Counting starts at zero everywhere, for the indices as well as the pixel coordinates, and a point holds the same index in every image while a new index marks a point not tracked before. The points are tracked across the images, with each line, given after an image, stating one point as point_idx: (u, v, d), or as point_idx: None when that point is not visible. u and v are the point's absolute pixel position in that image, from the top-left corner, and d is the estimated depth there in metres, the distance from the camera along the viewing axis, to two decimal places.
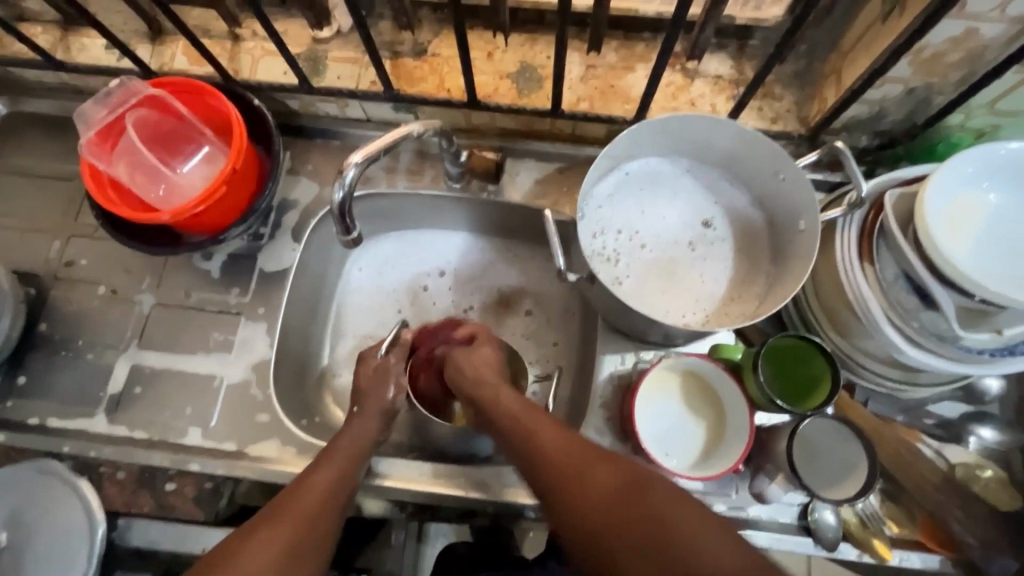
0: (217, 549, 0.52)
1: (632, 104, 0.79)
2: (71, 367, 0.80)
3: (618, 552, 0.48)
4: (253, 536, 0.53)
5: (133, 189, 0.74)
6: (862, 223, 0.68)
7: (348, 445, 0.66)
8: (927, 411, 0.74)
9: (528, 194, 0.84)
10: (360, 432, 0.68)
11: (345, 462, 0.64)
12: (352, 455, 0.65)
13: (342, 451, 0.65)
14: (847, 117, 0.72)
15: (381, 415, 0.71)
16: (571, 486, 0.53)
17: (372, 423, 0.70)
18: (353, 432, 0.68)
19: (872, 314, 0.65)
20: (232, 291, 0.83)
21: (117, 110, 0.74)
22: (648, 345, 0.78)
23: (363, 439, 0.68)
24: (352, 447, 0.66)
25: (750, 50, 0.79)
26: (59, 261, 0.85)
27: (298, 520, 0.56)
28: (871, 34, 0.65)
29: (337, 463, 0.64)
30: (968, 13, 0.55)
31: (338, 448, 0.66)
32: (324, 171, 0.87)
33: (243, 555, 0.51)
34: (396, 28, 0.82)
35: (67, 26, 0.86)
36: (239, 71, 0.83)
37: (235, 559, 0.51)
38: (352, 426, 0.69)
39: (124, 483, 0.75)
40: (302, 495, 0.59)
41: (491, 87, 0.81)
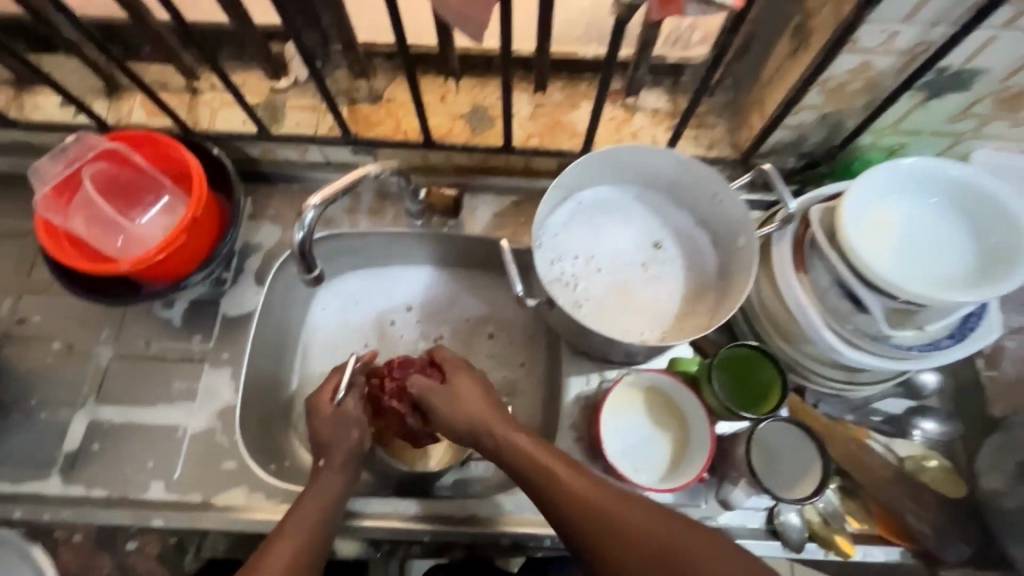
0: None
1: (579, 138, 0.85)
2: (23, 428, 0.78)
3: None
4: None
5: (90, 241, 0.74)
6: (795, 236, 0.74)
7: (312, 508, 0.65)
8: (874, 408, 0.79)
9: (487, 226, 0.87)
10: (322, 491, 0.67)
11: (310, 529, 0.64)
12: (314, 521, 0.64)
13: (305, 517, 0.64)
14: (772, 141, 0.79)
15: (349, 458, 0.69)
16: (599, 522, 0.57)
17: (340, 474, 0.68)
18: (316, 490, 0.67)
19: (810, 319, 0.70)
20: (194, 338, 0.82)
21: (74, 164, 0.75)
22: (611, 364, 0.81)
23: (330, 493, 0.67)
24: (314, 513, 0.65)
25: (682, 84, 0.85)
26: (11, 319, 0.83)
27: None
28: (784, 67, 0.72)
29: (301, 532, 0.63)
30: (861, 48, 0.63)
31: (300, 511, 0.65)
32: (286, 216, 0.89)
33: None
34: (351, 76, 0.86)
35: (21, 84, 0.86)
36: (198, 122, 0.85)
37: None
38: (317, 483, 0.67)
39: (81, 546, 0.72)
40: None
41: (446, 128, 0.85)
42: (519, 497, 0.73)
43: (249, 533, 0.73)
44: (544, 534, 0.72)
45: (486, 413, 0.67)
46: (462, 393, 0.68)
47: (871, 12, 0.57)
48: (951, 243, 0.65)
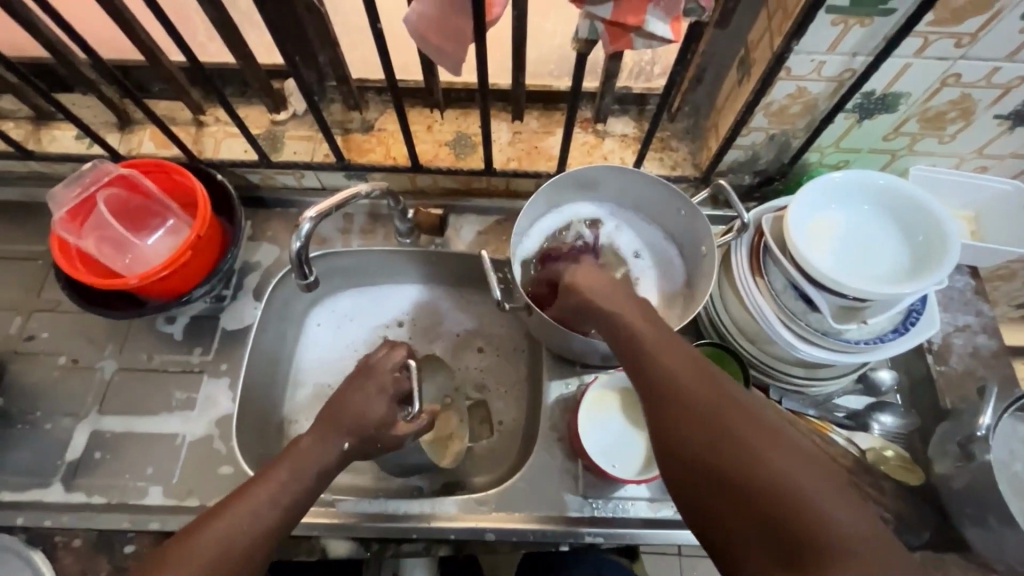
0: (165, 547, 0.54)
1: (554, 161, 0.92)
2: (26, 439, 0.81)
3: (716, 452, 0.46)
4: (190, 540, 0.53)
5: (100, 259, 0.80)
6: (750, 244, 0.80)
7: (301, 472, 0.63)
8: (835, 404, 0.84)
9: (471, 243, 0.94)
10: (317, 462, 0.65)
11: (297, 489, 0.62)
12: (304, 482, 0.63)
13: (291, 479, 0.62)
14: (729, 161, 0.87)
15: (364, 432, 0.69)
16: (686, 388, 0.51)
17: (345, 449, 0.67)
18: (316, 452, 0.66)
19: (768, 319, 0.76)
20: (194, 351, 0.87)
21: (87, 188, 0.81)
22: (588, 368, 0.86)
23: (331, 458, 0.66)
24: (305, 477, 0.63)
25: (647, 112, 0.94)
26: (20, 336, 0.88)
27: (221, 536, 0.54)
28: (733, 94, 0.80)
29: (288, 491, 0.61)
30: (795, 76, 0.71)
31: (295, 466, 0.64)
32: (283, 237, 0.95)
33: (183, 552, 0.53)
34: (345, 109, 0.94)
35: (39, 120, 0.94)
36: (203, 151, 0.92)
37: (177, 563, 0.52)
38: (317, 446, 0.66)
39: (80, 551, 0.74)
40: (232, 521, 0.56)
41: (432, 154, 0.93)
42: (500, 494, 0.78)
43: None
44: (527, 528, 0.77)
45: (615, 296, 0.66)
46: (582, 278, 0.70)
47: (798, 44, 0.66)
48: (886, 243, 0.73)
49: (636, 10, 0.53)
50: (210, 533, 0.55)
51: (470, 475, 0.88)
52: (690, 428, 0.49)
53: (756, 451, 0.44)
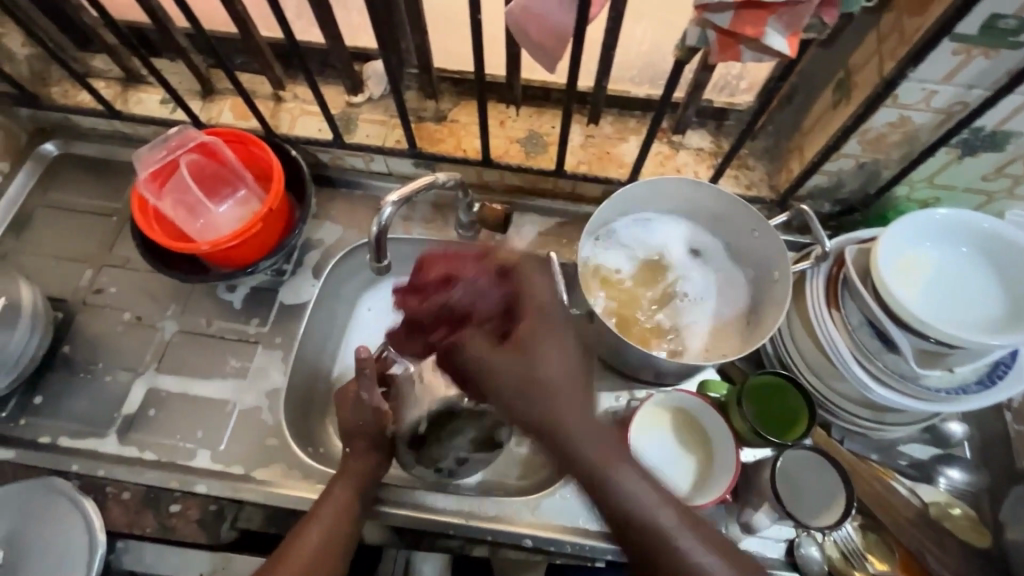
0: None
1: (626, 169, 0.90)
2: (87, 388, 0.83)
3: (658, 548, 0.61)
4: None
5: (175, 222, 0.82)
6: (828, 274, 0.77)
7: (342, 493, 0.69)
8: (900, 452, 0.80)
9: (532, 243, 0.93)
10: (351, 478, 0.71)
11: (342, 509, 0.68)
12: (347, 501, 0.69)
13: (335, 501, 0.69)
14: (811, 185, 0.84)
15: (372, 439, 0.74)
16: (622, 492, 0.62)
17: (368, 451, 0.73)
18: (347, 471, 0.71)
19: (842, 355, 0.72)
20: (252, 321, 0.88)
21: (173, 152, 0.83)
22: (640, 384, 0.84)
23: (358, 475, 0.71)
24: (346, 494, 0.69)
25: (726, 128, 0.91)
26: (89, 288, 0.90)
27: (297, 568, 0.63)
28: (825, 118, 0.77)
29: (332, 515, 0.68)
30: (900, 104, 0.68)
31: (333, 492, 0.69)
32: (346, 217, 0.96)
33: None
34: (420, 97, 0.94)
35: (128, 82, 0.97)
36: (279, 126, 0.94)
37: None
38: (344, 469, 0.72)
39: (129, 503, 0.76)
40: (297, 553, 0.64)
41: (503, 150, 0.92)
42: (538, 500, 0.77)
43: (284, 509, 0.76)
44: (566, 538, 0.75)
45: (567, 379, 0.65)
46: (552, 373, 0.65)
47: (912, 71, 0.63)
48: (981, 291, 0.69)
49: (755, 21, 0.50)
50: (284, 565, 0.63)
51: (507, 476, 0.87)
52: (612, 496, 0.63)
53: (661, 527, 0.62)
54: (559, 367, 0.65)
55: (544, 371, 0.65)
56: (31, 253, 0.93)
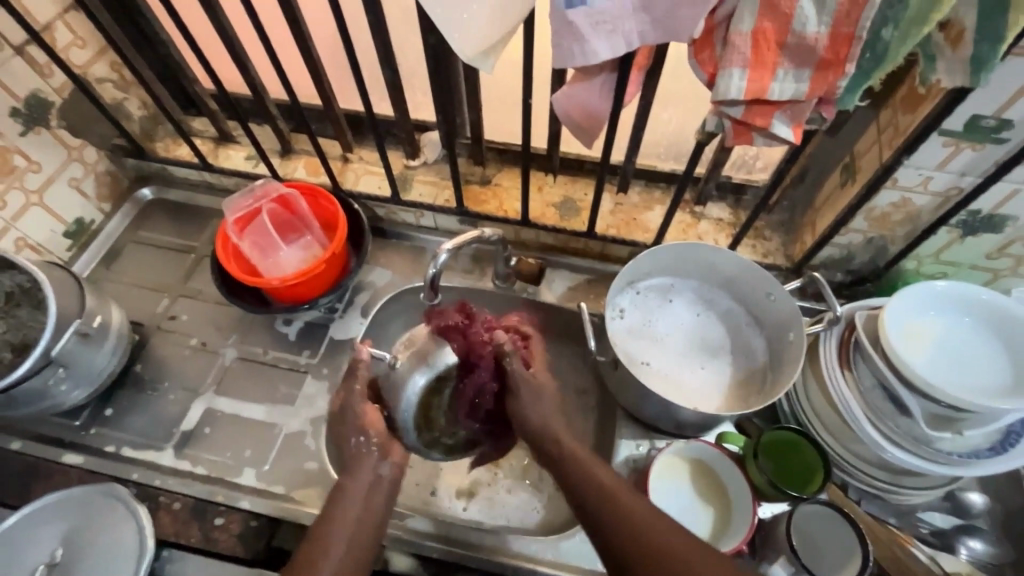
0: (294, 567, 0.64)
1: (651, 234, 0.99)
2: (153, 405, 0.92)
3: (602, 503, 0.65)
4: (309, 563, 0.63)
5: (250, 259, 0.93)
6: (840, 337, 0.82)
7: (351, 509, 0.68)
8: (920, 518, 0.81)
9: (562, 296, 1.02)
10: (358, 490, 0.70)
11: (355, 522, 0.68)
12: (357, 515, 0.68)
13: (343, 517, 0.67)
14: (823, 256, 0.91)
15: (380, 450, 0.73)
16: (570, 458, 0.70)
17: (365, 465, 0.72)
18: (356, 473, 0.71)
19: (854, 413, 0.76)
20: (303, 352, 0.97)
21: (256, 198, 0.96)
22: (661, 434, 0.88)
23: (369, 476, 0.71)
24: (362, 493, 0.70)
25: (744, 202, 1.00)
26: (164, 315, 1.01)
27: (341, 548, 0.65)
28: (834, 196, 0.85)
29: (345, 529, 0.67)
30: (901, 186, 0.76)
31: (349, 491, 0.70)
32: (395, 264, 1.06)
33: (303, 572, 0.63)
34: (469, 163, 1.07)
35: (220, 140, 1.12)
36: (345, 183, 1.07)
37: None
38: (360, 466, 0.72)
39: (177, 513, 0.81)
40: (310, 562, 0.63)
41: (539, 212, 1.02)
42: (558, 544, 0.80)
43: None
44: None
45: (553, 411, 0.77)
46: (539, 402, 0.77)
47: (907, 159, 0.71)
48: (985, 360, 0.73)
49: (764, 114, 0.60)
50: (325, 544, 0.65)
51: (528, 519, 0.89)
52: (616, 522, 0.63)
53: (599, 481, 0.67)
54: (536, 414, 0.76)
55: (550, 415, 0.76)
56: (118, 281, 1.05)
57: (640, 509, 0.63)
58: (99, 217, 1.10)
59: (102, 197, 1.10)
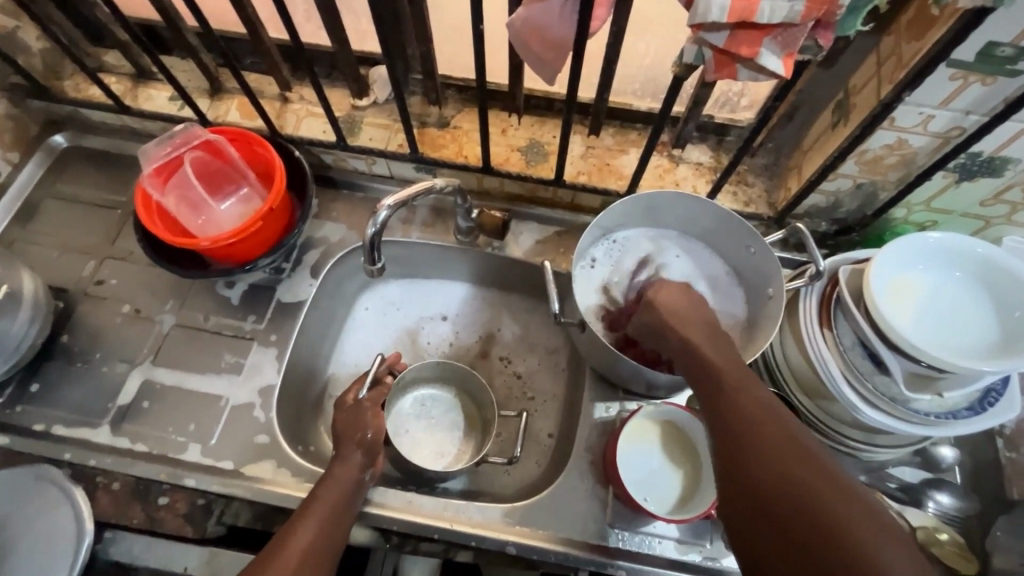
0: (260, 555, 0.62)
1: (625, 180, 0.91)
2: (84, 377, 0.84)
3: (761, 474, 0.50)
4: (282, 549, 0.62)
5: (177, 217, 0.83)
6: (821, 293, 0.77)
7: (327, 503, 0.68)
8: (889, 474, 0.80)
9: (528, 251, 0.93)
10: (341, 477, 0.71)
11: (332, 509, 0.68)
12: (331, 510, 0.67)
13: (320, 510, 0.67)
14: (809, 204, 0.84)
15: (365, 453, 0.73)
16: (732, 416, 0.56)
17: (354, 460, 0.73)
18: (336, 477, 0.71)
19: (832, 374, 0.72)
20: (248, 317, 0.89)
21: (178, 148, 0.84)
22: (632, 395, 0.84)
23: (348, 480, 0.71)
24: (346, 484, 0.70)
25: (726, 143, 0.91)
26: (91, 279, 0.92)
27: (314, 538, 0.64)
28: (824, 137, 0.77)
29: (319, 523, 0.66)
30: (898, 126, 0.68)
31: (326, 489, 0.69)
32: (347, 217, 0.97)
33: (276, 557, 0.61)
34: (425, 102, 0.95)
35: (139, 78, 0.98)
36: (285, 126, 0.95)
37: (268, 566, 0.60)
38: (341, 467, 0.72)
39: (118, 493, 0.76)
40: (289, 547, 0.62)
41: (504, 157, 0.93)
42: (525, 510, 0.77)
43: (272, 505, 0.77)
44: (551, 548, 0.75)
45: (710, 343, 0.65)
46: (684, 313, 0.70)
47: (909, 95, 0.63)
48: (972, 316, 0.69)
49: (750, 42, 0.51)
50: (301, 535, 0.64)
51: (495, 484, 0.87)
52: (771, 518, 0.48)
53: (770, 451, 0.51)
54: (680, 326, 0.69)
55: (697, 338, 0.66)
56: (36, 242, 0.95)
57: (845, 504, 0.46)
58: (7, 168, 0.97)
59: (7, 146, 0.96)
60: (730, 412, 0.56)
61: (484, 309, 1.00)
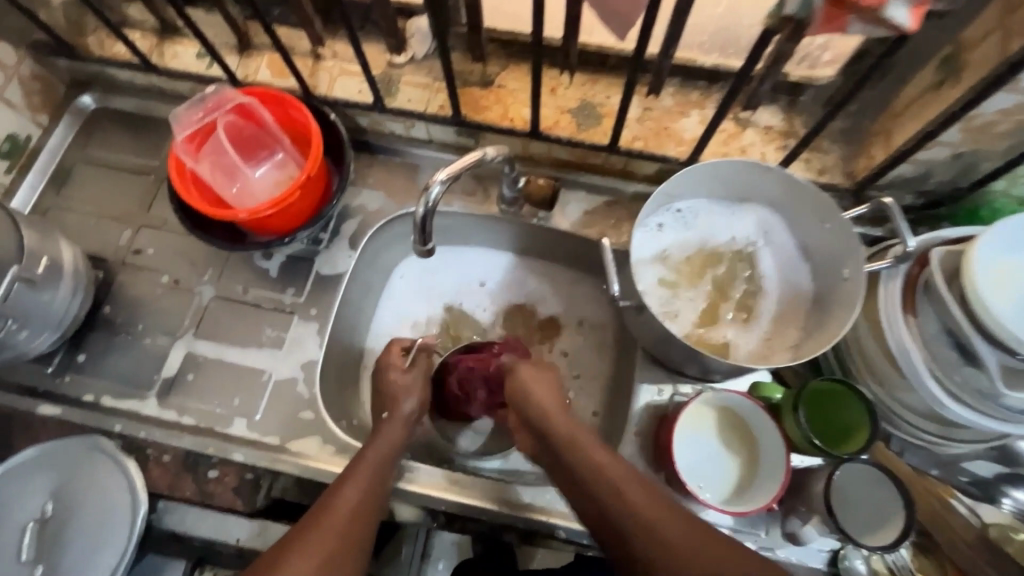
0: (315, 507, 0.63)
1: (685, 146, 0.84)
2: (128, 349, 0.84)
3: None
4: (337, 500, 0.64)
5: (213, 186, 0.79)
6: (906, 275, 0.70)
7: (375, 456, 0.69)
8: (962, 468, 0.76)
9: (576, 222, 0.88)
10: (385, 443, 0.71)
11: (374, 473, 0.68)
12: (379, 465, 0.69)
13: (371, 464, 0.68)
14: (895, 174, 0.75)
15: (405, 423, 0.75)
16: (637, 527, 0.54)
17: (399, 431, 0.73)
18: (384, 435, 0.72)
19: (912, 364, 0.67)
20: (288, 290, 0.86)
21: (209, 112, 0.80)
22: (685, 378, 0.80)
23: (394, 437, 0.72)
24: (393, 439, 0.72)
25: (800, 105, 0.83)
26: (128, 249, 0.90)
27: (364, 491, 0.65)
28: (923, 100, 0.68)
29: (368, 475, 0.67)
30: (1021, 88, 0.59)
31: (373, 446, 0.71)
32: (385, 184, 0.92)
33: (330, 507, 0.63)
34: (467, 58, 0.87)
35: (165, 33, 0.93)
36: (318, 86, 0.89)
37: (326, 514, 0.61)
38: (384, 429, 0.73)
39: (169, 466, 0.76)
40: (333, 511, 0.62)
41: (553, 120, 0.85)
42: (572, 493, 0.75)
43: (319, 482, 0.76)
44: None
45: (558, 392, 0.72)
46: (534, 394, 0.71)
47: None
48: None
49: None
50: (351, 488, 0.65)
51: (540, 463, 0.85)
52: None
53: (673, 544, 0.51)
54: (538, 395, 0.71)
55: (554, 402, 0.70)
56: (71, 209, 0.93)
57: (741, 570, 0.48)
58: (37, 132, 0.94)
59: (35, 108, 0.93)
60: (619, 515, 0.56)
61: (527, 281, 0.95)
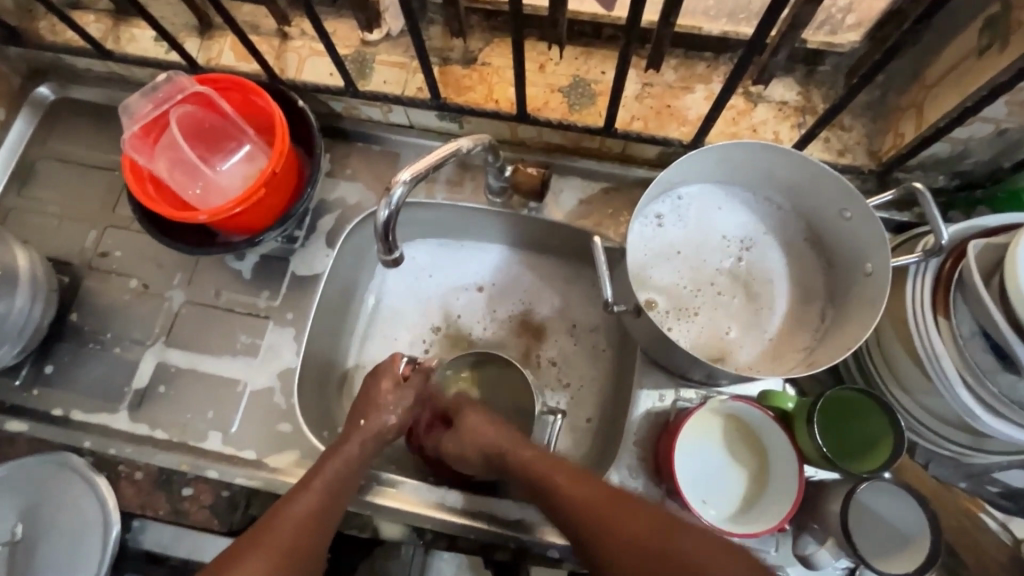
0: (264, 517, 0.60)
1: (689, 126, 0.75)
2: (97, 359, 0.79)
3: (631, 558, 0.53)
4: (284, 516, 0.60)
5: (171, 185, 0.73)
6: (938, 271, 0.63)
7: (332, 468, 0.65)
8: (992, 478, 0.70)
9: (571, 213, 0.80)
10: (342, 457, 0.66)
11: (334, 485, 0.64)
12: (336, 477, 0.64)
13: (328, 479, 0.64)
14: (927, 154, 0.67)
15: (376, 436, 0.70)
16: (592, 527, 0.56)
17: (370, 444, 0.69)
18: (343, 450, 0.66)
19: (944, 372, 0.59)
20: (262, 294, 0.81)
21: (162, 104, 0.73)
22: (688, 383, 0.74)
23: (353, 452, 0.67)
24: (355, 452, 0.67)
25: (819, 76, 0.74)
26: (94, 251, 0.84)
27: (313, 510, 0.62)
28: (961, 69, 0.60)
29: (323, 490, 0.63)
30: None
31: (333, 458, 0.66)
32: (364, 174, 0.85)
33: (276, 521, 0.60)
34: (447, 34, 0.79)
35: (120, 15, 0.85)
36: (285, 69, 0.81)
37: (271, 530, 0.59)
38: (348, 440, 0.68)
39: (141, 484, 0.73)
40: (281, 525, 0.59)
41: (542, 101, 0.77)
42: None
43: None
44: None
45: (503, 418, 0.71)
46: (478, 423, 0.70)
47: None
48: None
49: None
50: (298, 506, 0.61)
51: None
52: None
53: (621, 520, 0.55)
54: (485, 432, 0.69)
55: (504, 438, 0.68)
56: (33, 210, 0.87)
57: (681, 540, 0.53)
58: None
59: None
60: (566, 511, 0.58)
61: (520, 276, 0.88)
